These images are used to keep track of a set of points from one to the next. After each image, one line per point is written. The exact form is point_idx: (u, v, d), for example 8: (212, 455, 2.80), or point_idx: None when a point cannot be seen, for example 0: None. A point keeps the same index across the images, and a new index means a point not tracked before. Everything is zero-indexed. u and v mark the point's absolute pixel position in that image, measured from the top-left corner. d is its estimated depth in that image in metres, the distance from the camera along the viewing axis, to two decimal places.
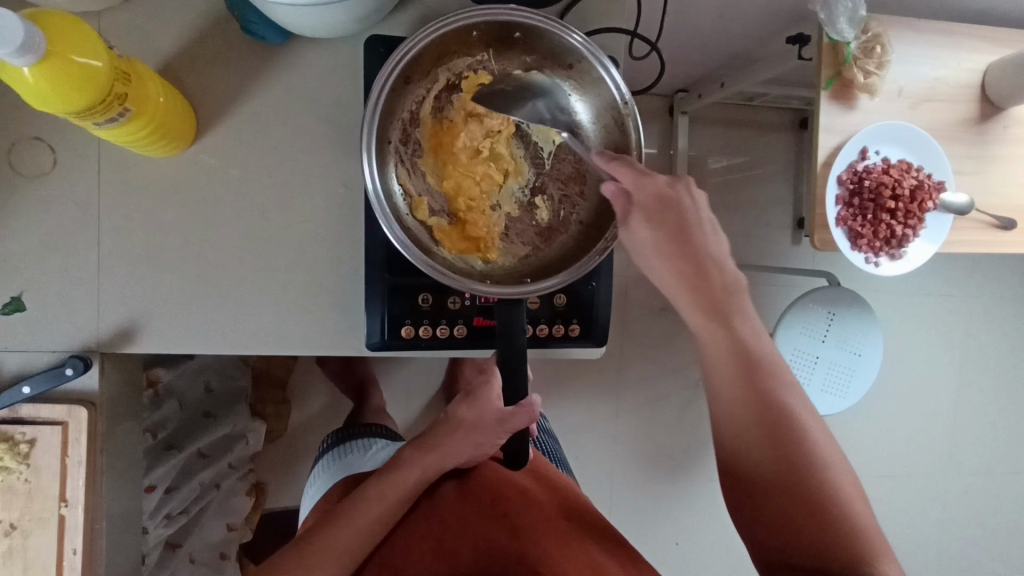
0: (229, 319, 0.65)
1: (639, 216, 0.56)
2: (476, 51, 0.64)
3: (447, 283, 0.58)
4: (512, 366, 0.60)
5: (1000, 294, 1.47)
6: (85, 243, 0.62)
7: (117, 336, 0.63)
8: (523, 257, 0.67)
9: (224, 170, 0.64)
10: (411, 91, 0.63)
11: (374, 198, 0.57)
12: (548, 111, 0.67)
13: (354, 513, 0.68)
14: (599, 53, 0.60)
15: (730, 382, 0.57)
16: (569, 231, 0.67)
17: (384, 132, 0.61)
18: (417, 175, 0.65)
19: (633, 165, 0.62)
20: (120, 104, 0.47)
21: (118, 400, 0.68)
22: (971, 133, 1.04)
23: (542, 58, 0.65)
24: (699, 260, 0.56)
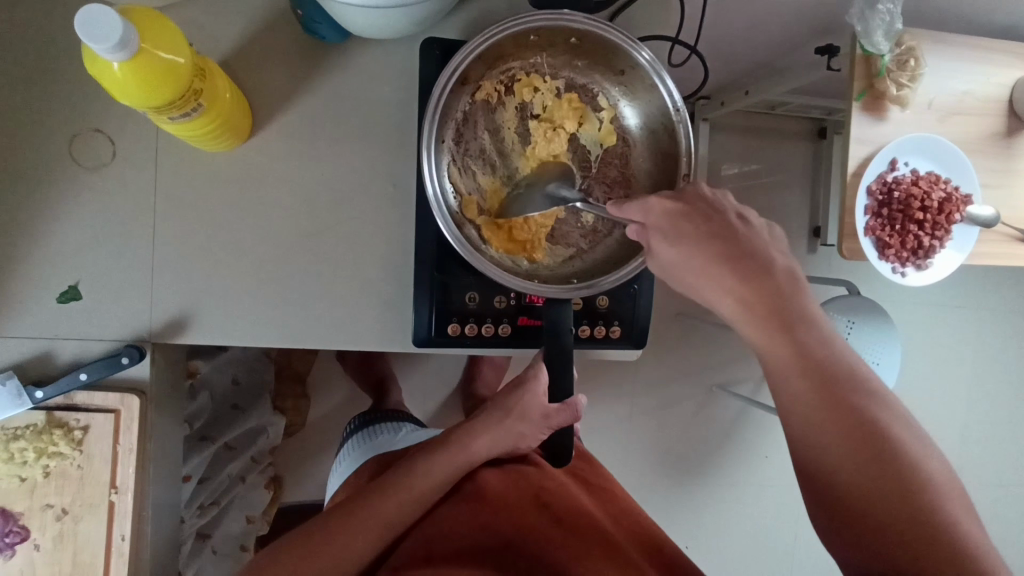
0: (278, 312, 0.66)
1: (658, 238, 0.53)
2: (530, 55, 0.65)
3: (498, 280, 0.59)
4: (558, 366, 0.61)
5: (1016, 307, 1.48)
6: (140, 234, 0.63)
7: (168, 327, 0.64)
8: (567, 259, 0.68)
9: (279, 166, 0.65)
10: (467, 91, 0.64)
11: (431, 193, 0.58)
12: (597, 116, 0.68)
13: (400, 485, 0.69)
14: (656, 63, 0.60)
15: (802, 392, 0.48)
16: (613, 235, 0.68)
17: (440, 130, 0.63)
18: (467, 174, 0.66)
19: (684, 174, 0.62)
20: (195, 100, 0.48)
21: (164, 390, 0.70)
22: (998, 147, 1.05)
23: (594, 64, 0.66)
24: (750, 260, 0.50)
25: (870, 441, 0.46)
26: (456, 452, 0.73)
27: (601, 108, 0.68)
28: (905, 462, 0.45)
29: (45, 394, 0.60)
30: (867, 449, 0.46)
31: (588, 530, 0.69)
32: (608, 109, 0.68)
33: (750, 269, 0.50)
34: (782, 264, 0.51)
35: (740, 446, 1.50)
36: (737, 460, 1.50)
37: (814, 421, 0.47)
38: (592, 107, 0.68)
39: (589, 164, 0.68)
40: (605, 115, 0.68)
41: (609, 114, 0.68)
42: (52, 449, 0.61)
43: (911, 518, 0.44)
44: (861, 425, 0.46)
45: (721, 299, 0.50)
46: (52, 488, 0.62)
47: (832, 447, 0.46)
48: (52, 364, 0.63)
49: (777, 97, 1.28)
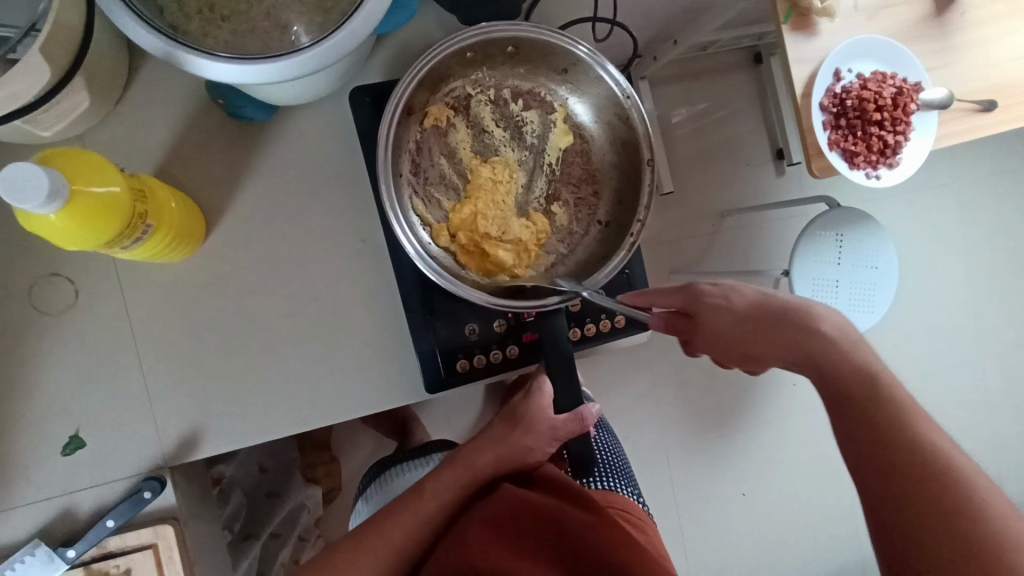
0: (285, 400, 0.65)
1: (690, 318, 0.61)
2: (470, 72, 0.64)
3: (483, 305, 0.58)
4: (565, 377, 0.60)
5: (991, 173, 1.49)
6: (127, 364, 0.62)
7: (181, 446, 0.62)
8: (549, 266, 0.67)
9: (243, 255, 0.64)
10: (414, 120, 0.63)
11: (399, 233, 0.57)
12: (550, 118, 0.67)
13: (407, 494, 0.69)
14: (596, 56, 0.59)
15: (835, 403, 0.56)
16: (589, 233, 0.68)
17: (395, 166, 0.62)
18: (433, 203, 0.65)
19: (647, 158, 0.61)
20: (143, 223, 0.47)
21: (195, 509, 0.68)
22: (932, 28, 1.05)
23: (535, 66, 0.65)
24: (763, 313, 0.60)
25: (897, 441, 0.51)
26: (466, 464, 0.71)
27: (553, 109, 0.67)
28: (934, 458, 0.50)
29: (77, 551, 0.58)
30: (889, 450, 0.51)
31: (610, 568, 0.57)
32: (559, 109, 0.67)
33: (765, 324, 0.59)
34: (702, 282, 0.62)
35: (767, 382, 1.50)
36: (769, 396, 1.50)
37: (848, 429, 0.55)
38: (543, 109, 0.67)
39: (552, 167, 0.67)
40: (558, 115, 0.67)
41: (562, 114, 0.67)
42: None
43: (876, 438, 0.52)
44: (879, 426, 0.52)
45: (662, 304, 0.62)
46: None
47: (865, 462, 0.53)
48: (75, 519, 0.60)
49: (706, 38, 1.28)
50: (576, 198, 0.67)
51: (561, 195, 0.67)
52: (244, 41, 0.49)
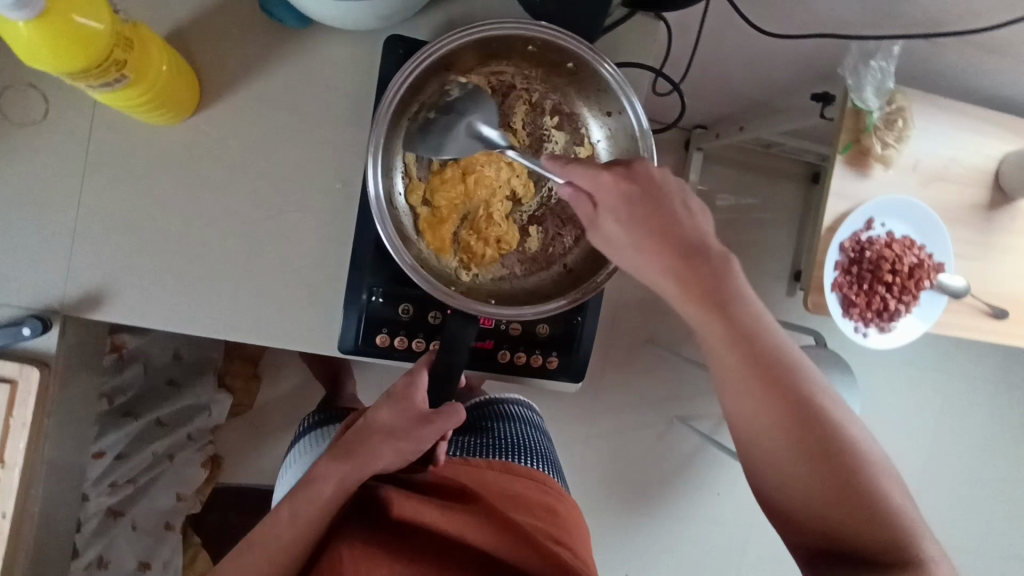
0: (202, 300, 0.63)
1: (612, 211, 0.50)
2: (526, 66, 0.63)
3: (407, 272, 0.56)
4: (445, 380, 0.59)
5: (984, 379, 1.47)
6: (64, 200, 0.60)
7: (83, 301, 0.61)
8: (495, 277, 0.64)
9: (221, 147, 0.62)
10: (451, 78, 0.62)
11: (368, 161, 0.55)
12: (574, 149, 0.65)
13: (300, 504, 0.60)
14: (622, 81, 0.57)
15: (738, 376, 0.48)
16: (550, 270, 0.66)
17: (407, 107, 0.60)
18: (423, 160, 0.64)
19: None
20: (117, 70, 0.46)
21: (76, 364, 0.66)
22: (978, 218, 1.04)
23: (587, 93, 0.63)
24: (682, 243, 0.48)
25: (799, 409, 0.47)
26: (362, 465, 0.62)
27: (581, 142, 0.65)
28: (826, 428, 0.48)
29: None
30: (799, 421, 0.47)
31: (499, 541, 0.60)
32: (587, 146, 0.65)
33: (682, 250, 0.48)
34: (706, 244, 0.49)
35: (692, 480, 1.48)
36: (687, 495, 1.48)
37: (752, 410, 0.49)
38: (573, 137, 0.65)
39: (549, 192, 0.66)
40: (582, 151, 0.65)
41: (586, 152, 0.65)
42: None
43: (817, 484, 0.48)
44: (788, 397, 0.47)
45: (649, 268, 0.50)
46: None
47: (779, 440, 0.48)
48: None
49: (770, 137, 1.26)
50: (556, 232, 0.66)
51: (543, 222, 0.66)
52: None
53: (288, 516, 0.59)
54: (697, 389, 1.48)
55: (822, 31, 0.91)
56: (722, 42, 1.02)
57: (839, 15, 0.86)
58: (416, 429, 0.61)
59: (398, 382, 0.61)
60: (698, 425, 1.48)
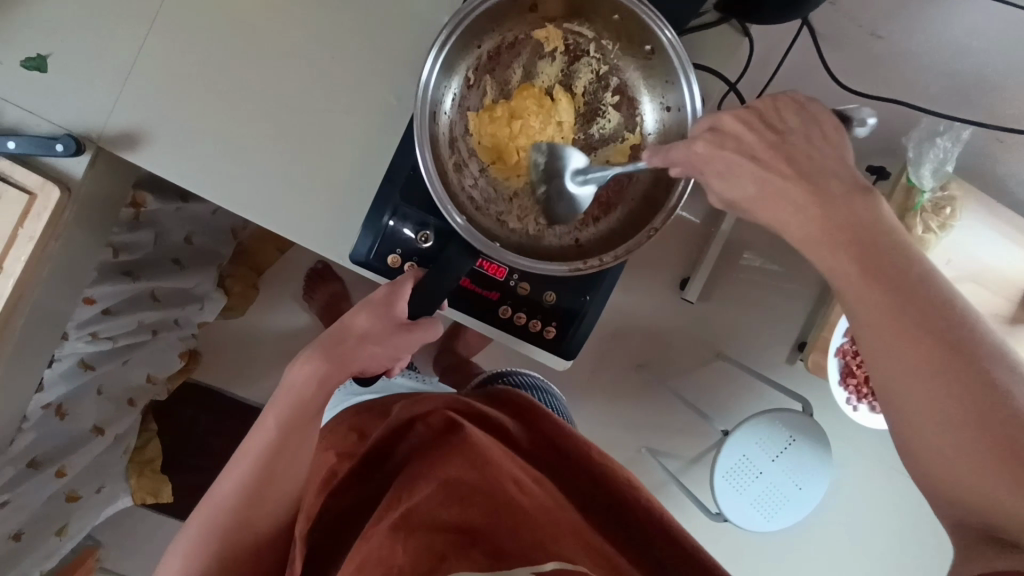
0: (231, 171, 0.64)
1: (718, 140, 0.50)
2: (604, 36, 0.62)
3: (427, 181, 0.56)
4: (429, 298, 0.59)
5: None
6: (129, 36, 0.61)
7: (120, 137, 0.61)
8: (506, 228, 0.64)
9: (292, 30, 0.63)
10: (530, 23, 0.62)
11: (428, 64, 0.55)
12: (623, 133, 0.64)
13: (283, 405, 0.63)
14: (679, 49, 0.55)
15: (870, 293, 0.43)
16: (561, 240, 0.65)
17: (478, 33, 0.60)
18: (477, 93, 0.63)
19: (652, 226, 0.59)
20: None
21: (95, 201, 0.67)
22: (1004, 332, 1.01)
23: (654, 82, 0.62)
24: (803, 173, 0.47)
25: (951, 339, 0.40)
26: (342, 365, 0.62)
27: (633, 130, 0.64)
28: (994, 374, 0.39)
29: None
30: (951, 350, 0.40)
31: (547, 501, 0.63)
32: (637, 135, 0.64)
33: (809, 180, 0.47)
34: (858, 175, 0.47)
35: None
36: None
37: (896, 338, 0.42)
38: (626, 121, 0.64)
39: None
40: (631, 138, 0.64)
41: (634, 140, 0.64)
42: None
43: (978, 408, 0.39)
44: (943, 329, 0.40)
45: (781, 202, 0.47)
46: None
47: (914, 369, 0.41)
48: None
49: None
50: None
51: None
52: None
53: (273, 423, 0.62)
54: (674, 427, 1.48)
55: (899, 98, 0.92)
56: None
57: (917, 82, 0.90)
58: (391, 335, 0.60)
59: (379, 290, 0.61)
60: (665, 461, 1.47)
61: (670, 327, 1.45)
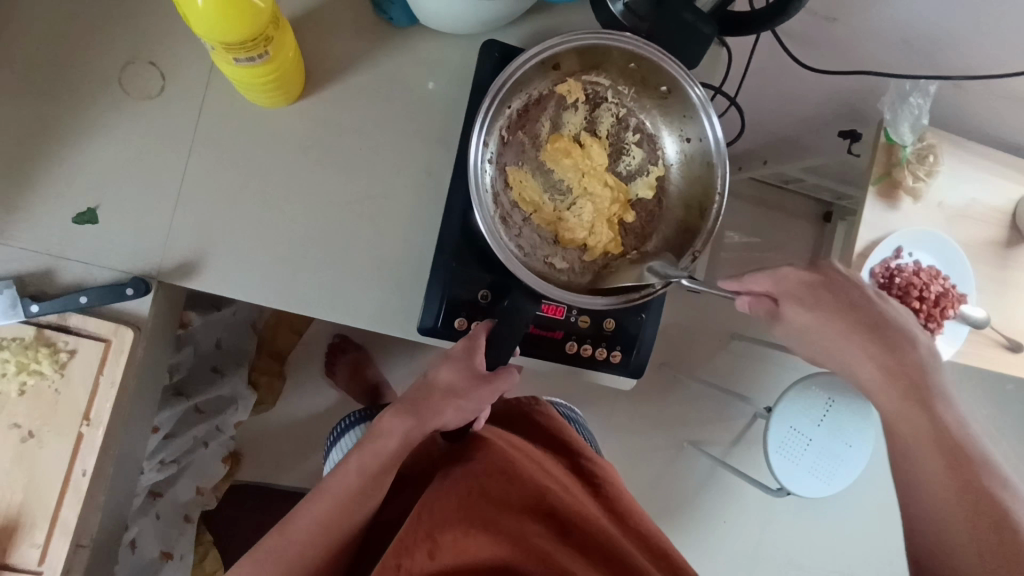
0: (289, 275, 0.66)
1: (793, 301, 0.59)
2: (619, 83, 0.68)
3: (491, 238, 0.59)
4: (499, 347, 0.60)
5: (989, 419, 1.52)
6: (169, 171, 0.63)
7: (178, 267, 0.63)
8: (556, 271, 0.66)
9: (318, 132, 0.66)
10: (553, 79, 0.67)
11: (478, 127, 0.59)
12: (648, 167, 0.69)
13: (368, 455, 0.60)
14: (705, 100, 0.63)
15: (910, 418, 0.53)
16: (607, 274, 0.68)
17: (509, 94, 0.65)
18: (511, 149, 0.67)
19: (697, 247, 0.63)
20: (264, 46, 0.49)
21: (157, 333, 0.68)
22: (997, 256, 1.10)
23: (672, 118, 0.68)
24: (880, 334, 0.56)
25: (963, 467, 0.50)
26: (427, 418, 0.62)
27: (657, 163, 0.70)
28: (1001, 502, 0.47)
29: (40, 308, 0.58)
30: (965, 478, 0.49)
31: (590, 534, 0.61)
32: (661, 167, 0.69)
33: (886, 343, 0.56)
34: (923, 342, 0.57)
35: (701, 505, 1.51)
36: (695, 518, 1.50)
37: (918, 448, 0.52)
38: (649, 156, 0.70)
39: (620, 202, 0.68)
40: (656, 170, 0.69)
41: (658, 172, 0.69)
42: (33, 366, 0.59)
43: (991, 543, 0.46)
44: (958, 456, 0.50)
45: (865, 361, 0.56)
46: (22, 408, 0.59)
47: (929, 483, 0.50)
48: (52, 283, 0.61)
49: (792, 172, 1.35)
50: (620, 241, 0.68)
51: (612, 228, 0.68)
52: None
53: (358, 468, 0.59)
54: (711, 415, 1.52)
55: (861, 69, 0.97)
56: (760, 80, 1.10)
57: (876, 53, 0.95)
58: (475, 389, 0.60)
59: (459, 340, 0.61)
60: (709, 450, 1.51)
61: (685, 321, 1.50)
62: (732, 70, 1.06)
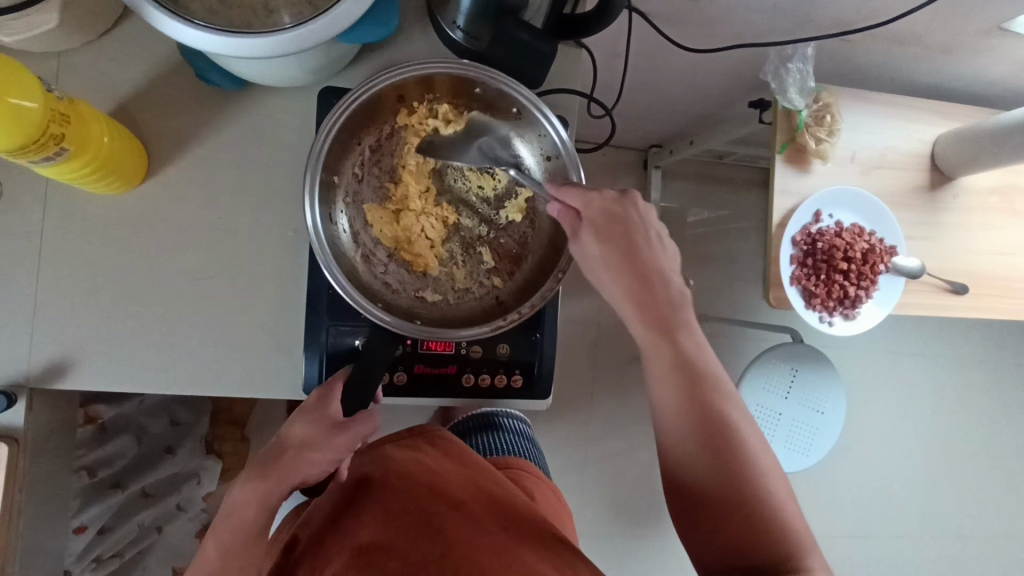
0: (165, 359, 0.65)
1: (589, 233, 0.57)
2: (473, 107, 0.67)
3: (339, 282, 0.58)
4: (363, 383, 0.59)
5: (965, 357, 1.50)
6: (22, 276, 0.62)
7: (47, 371, 0.62)
8: (428, 303, 0.66)
9: (173, 210, 0.65)
10: (402, 110, 0.65)
11: (309, 176, 0.57)
12: (515, 188, 0.68)
13: (225, 532, 0.57)
14: (540, 104, 0.61)
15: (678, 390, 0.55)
16: (482, 300, 0.67)
17: (354, 132, 0.63)
18: (368, 186, 0.66)
19: (561, 269, 0.62)
20: (55, 144, 0.48)
21: (47, 437, 0.67)
22: (924, 201, 1.08)
23: (529, 136, 0.67)
24: (643, 272, 0.57)
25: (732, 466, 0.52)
26: (281, 482, 0.56)
27: (523, 183, 0.68)
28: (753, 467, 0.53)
29: None
30: (710, 437, 0.54)
31: (469, 553, 0.57)
32: (528, 186, 0.68)
33: (640, 281, 0.57)
34: (675, 284, 0.58)
35: None
36: None
37: (670, 423, 0.56)
38: (515, 178, 0.68)
39: (486, 228, 0.67)
40: (523, 190, 0.68)
41: (526, 191, 0.68)
42: None
43: (746, 524, 0.51)
44: (710, 410, 0.55)
45: (621, 300, 0.57)
46: None
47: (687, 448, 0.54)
48: None
49: (720, 147, 1.34)
50: (493, 265, 0.67)
51: (483, 254, 0.67)
52: (226, 11, 0.53)
53: (216, 549, 0.57)
54: None
55: (744, 41, 0.96)
56: (655, 71, 1.08)
57: (751, 25, 0.91)
58: (331, 439, 0.57)
59: (311, 396, 0.59)
60: None
61: None
62: (625, 62, 1.04)
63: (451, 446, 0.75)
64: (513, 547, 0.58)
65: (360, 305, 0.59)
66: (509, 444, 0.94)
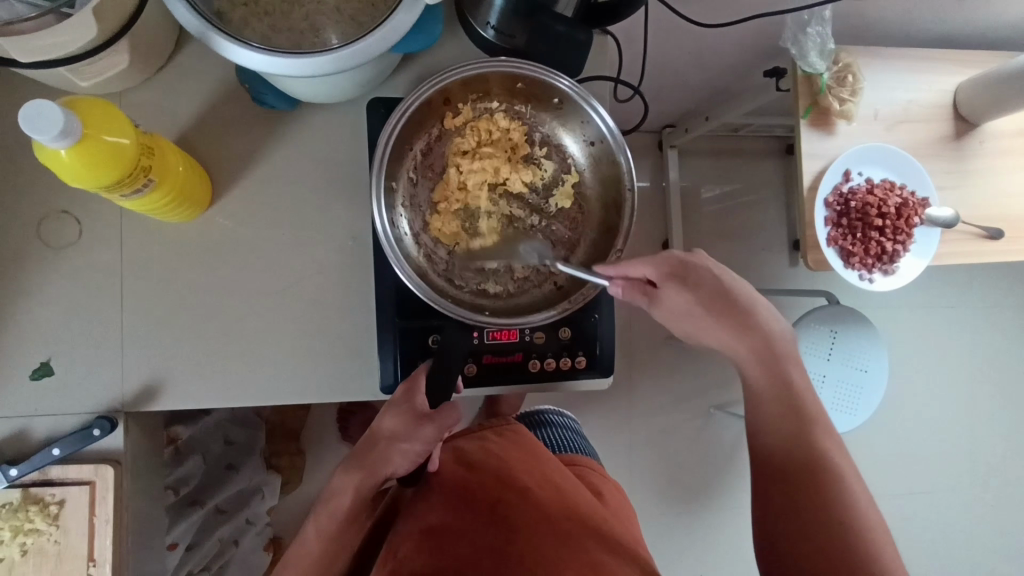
0: (247, 373, 0.68)
1: (670, 286, 0.59)
2: (515, 102, 0.69)
3: (410, 279, 0.60)
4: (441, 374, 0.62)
5: (1001, 303, 1.49)
6: (108, 308, 0.65)
7: (141, 394, 0.66)
8: (491, 295, 0.68)
9: (240, 230, 0.68)
10: (449, 113, 0.68)
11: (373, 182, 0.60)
12: (562, 177, 0.71)
13: (325, 518, 0.61)
14: (583, 92, 0.63)
15: (775, 423, 0.56)
16: (542, 287, 0.69)
17: (407, 137, 0.66)
18: (423, 188, 0.69)
19: (617, 248, 0.63)
20: (144, 176, 0.51)
21: (143, 459, 0.71)
22: (950, 150, 1.09)
23: (572, 125, 0.69)
24: (736, 307, 0.58)
25: (814, 470, 0.53)
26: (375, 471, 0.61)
27: (569, 171, 0.71)
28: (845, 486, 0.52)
29: (20, 471, 0.61)
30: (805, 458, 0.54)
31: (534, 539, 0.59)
32: (574, 173, 0.71)
33: (734, 317, 0.58)
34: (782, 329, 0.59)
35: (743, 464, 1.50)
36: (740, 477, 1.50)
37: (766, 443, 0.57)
38: (561, 167, 0.71)
39: (537, 217, 0.70)
40: (570, 178, 0.71)
41: (573, 179, 0.70)
42: (29, 525, 0.62)
43: (827, 528, 0.50)
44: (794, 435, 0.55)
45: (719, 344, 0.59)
46: (30, 566, 0.63)
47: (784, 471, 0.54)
48: (28, 442, 0.63)
49: (737, 120, 1.35)
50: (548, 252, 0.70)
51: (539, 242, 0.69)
52: (279, 36, 0.55)
53: (317, 534, 0.61)
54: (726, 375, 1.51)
55: (758, 12, 0.97)
56: (669, 51, 1.10)
57: None
58: (416, 430, 0.60)
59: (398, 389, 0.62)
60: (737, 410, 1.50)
61: None
62: (640, 45, 1.06)
63: (525, 439, 0.78)
64: (576, 532, 0.61)
65: (433, 301, 0.61)
66: (562, 440, 0.96)
